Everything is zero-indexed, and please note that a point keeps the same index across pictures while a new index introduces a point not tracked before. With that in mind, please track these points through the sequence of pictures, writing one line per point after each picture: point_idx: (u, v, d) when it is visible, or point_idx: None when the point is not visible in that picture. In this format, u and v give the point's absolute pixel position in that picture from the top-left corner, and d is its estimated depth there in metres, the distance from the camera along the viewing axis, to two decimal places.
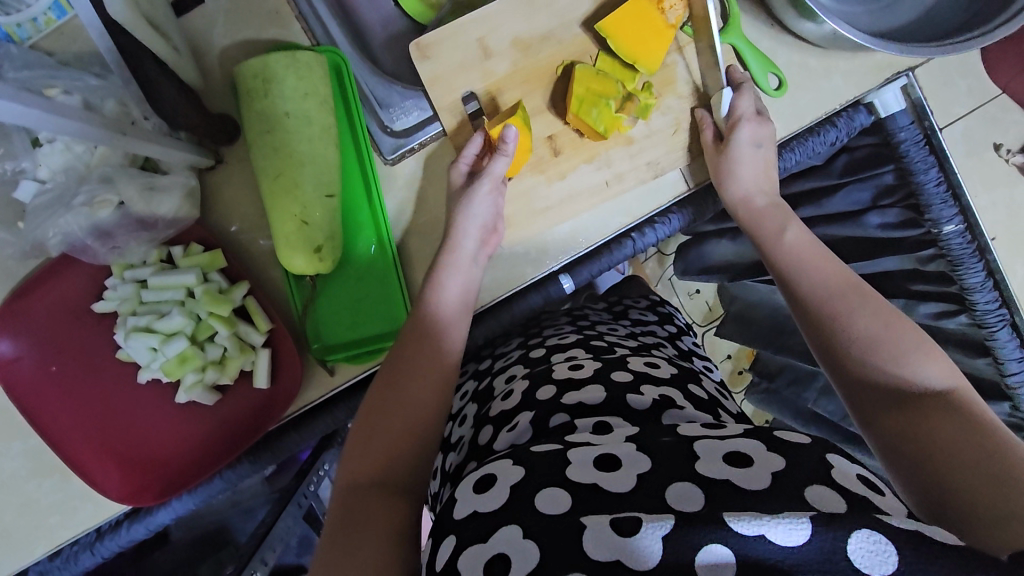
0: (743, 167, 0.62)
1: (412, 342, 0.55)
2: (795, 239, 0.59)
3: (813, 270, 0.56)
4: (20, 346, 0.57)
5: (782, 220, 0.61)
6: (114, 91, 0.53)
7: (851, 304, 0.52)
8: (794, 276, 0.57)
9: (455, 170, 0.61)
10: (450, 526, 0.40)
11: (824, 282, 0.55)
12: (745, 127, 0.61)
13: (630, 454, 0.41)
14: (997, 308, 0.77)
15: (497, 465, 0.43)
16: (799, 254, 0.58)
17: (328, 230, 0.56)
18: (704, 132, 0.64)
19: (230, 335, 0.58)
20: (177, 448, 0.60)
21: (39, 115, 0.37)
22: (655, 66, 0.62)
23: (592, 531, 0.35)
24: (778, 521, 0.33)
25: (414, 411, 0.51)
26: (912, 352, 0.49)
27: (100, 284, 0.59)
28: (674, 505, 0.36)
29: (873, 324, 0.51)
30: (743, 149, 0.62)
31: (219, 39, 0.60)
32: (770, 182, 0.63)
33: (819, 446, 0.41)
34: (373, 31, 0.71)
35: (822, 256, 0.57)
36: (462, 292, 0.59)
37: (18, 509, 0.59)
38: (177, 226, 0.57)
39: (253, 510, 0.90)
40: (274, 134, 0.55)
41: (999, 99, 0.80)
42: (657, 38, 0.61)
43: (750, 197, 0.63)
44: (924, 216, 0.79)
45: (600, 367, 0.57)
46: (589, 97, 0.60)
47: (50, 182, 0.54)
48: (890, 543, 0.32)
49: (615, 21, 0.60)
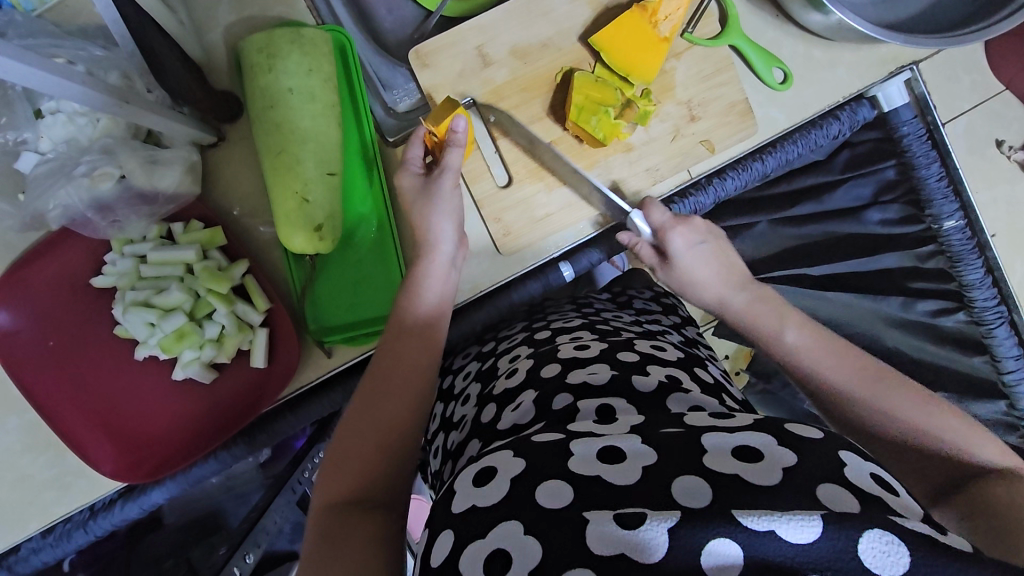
0: (698, 271, 0.63)
1: (391, 351, 0.54)
2: (799, 340, 0.55)
3: (828, 367, 0.52)
4: (18, 318, 0.57)
5: (779, 320, 0.58)
6: (119, 63, 0.53)
7: (882, 400, 0.49)
8: (817, 376, 0.52)
9: (405, 173, 0.60)
10: (448, 518, 0.40)
11: (843, 380, 0.51)
12: (675, 237, 0.63)
13: (635, 447, 0.41)
14: (995, 305, 0.79)
15: (496, 456, 0.43)
16: (810, 351, 0.54)
17: (329, 208, 0.56)
18: (642, 251, 0.65)
19: (229, 313, 0.58)
20: (172, 426, 0.60)
21: (45, 77, 0.37)
22: (650, 77, 0.63)
23: (594, 527, 0.35)
24: (789, 518, 0.33)
25: (390, 418, 0.50)
26: (959, 433, 0.47)
27: (99, 259, 0.59)
28: (679, 499, 0.36)
29: (907, 411, 0.48)
30: (682, 257, 0.63)
31: (224, 15, 0.60)
32: (730, 275, 0.63)
33: (832, 443, 0.41)
34: (378, 12, 0.71)
35: (839, 347, 0.54)
36: (440, 296, 0.57)
37: (12, 483, 0.59)
38: (177, 202, 0.57)
39: (246, 496, 0.89)
40: (277, 110, 0.55)
41: (1003, 95, 0.80)
42: (653, 49, 0.63)
43: (727, 294, 0.62)
44: (924, 212, 0.80)
45: (605, 348, 0.57)
46: (588, 105, 0.61)
47: (51, 153, 0.54)
48: (901, 544, 0.32)
49: (609, 33, 0.62)
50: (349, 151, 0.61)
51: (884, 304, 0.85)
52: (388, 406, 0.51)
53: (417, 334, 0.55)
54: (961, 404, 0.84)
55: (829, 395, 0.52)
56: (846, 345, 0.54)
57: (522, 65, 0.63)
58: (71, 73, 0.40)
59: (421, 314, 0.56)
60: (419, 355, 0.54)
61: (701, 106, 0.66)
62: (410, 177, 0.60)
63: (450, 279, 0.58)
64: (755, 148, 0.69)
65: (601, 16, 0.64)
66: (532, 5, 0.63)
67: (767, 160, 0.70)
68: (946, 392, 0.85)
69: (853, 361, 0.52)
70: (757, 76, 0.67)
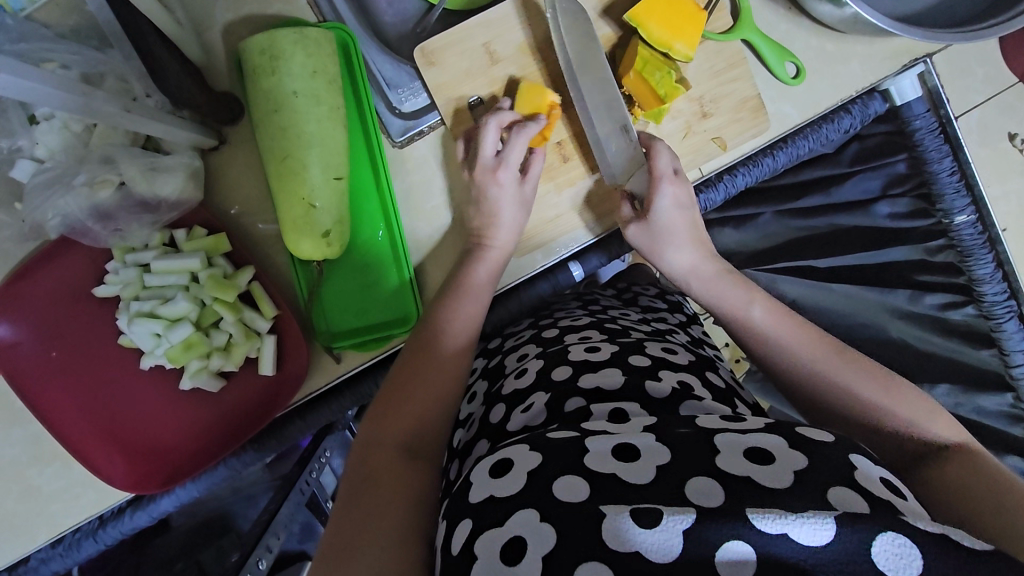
0: (676, 234, 0.60)
1: (419, 335, 0.56)
2: (763, 319, 0.56)
3: (791, 344, 0.54)
4: (20, 331, 0.56)
5: (745, 295, 0.58)
6: (114, 66, 0.52)
7: (842, 375, 0.51)
8: (785, 361, 0.53)
9: (502, 177, 0.59)
10: (464, 507, 0.39)
11: (811, 360, 0.52)
12: (667, 190, 0.59)
13: (648, 444, 0.40)
14: (1005, 300, 0.79)
15: (513, 449, 0.41)
16: (775, 331, 0.55)
17: (336, 214, 0.55)
18: (625, 207, 0.61)
19: (235, 321, 0.57)
20: (178, 437, 0.59)
21: (37, 88, 0.35)
22: (691, 52, 0.59)
23: (611, 521, 0.35)
24: (804, 521, 0.33)
25: (418, 391, 0.52)
26: (917, 413, 0.49)
27: (100, 267, 0.57)
28: (693, 499, 0.36)
29: (868, 388, 0.50)
30: (668, 212, 0.59)
31: (223, 13, 0.58)
32: (705, 243, 0.62)
33: (842, 447, 0.40)
34: (379, 7, 0.69)
35: (803, 328, 0.55)
36: (486, 273, 0.59)
37: (18, 496, 0.58)
38: (180, 209, 0.55)
39: (254, 498, 0.89)
40: (281, 115, 0.54)
41: (1014, 88, 0.78)
42: (690, 23, 0.59)
43: (697, 266, 0.61)
44: (935, 207, 0.80)
45: (616, 350, 0.56)
46: (653, 61, 0.60)
47: (48, 161, 0.53)
48: (914, 547, 0.32)
49: (646, 6, 0.58)
50: (355, 153, 0.60)
51: (891, 297, 0.85)
52: (411, 412, 0.50)
53: (432, 348, 0.54)
54: (967, 397, 0.84)
55: (790, 375, 0.53)
56: (807, 325, 0.55)
57: (530, 63, 0.61)
58: (66, 86, 0.38)
59: (448, 303, 0.57)
60: (444, 336, 0.56)
61: (712, 103, 0.64)
62: (509, 180, 0.59)
63: (477, 288, 0.59)
64: (767, 144, 0.69)
65: (612, 10, 0.62)
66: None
67: (778, 157, 0.69)
68: (953, 385, 0.85)
69: (817, 340, 0.54)
70: (769, 71, 0.66)
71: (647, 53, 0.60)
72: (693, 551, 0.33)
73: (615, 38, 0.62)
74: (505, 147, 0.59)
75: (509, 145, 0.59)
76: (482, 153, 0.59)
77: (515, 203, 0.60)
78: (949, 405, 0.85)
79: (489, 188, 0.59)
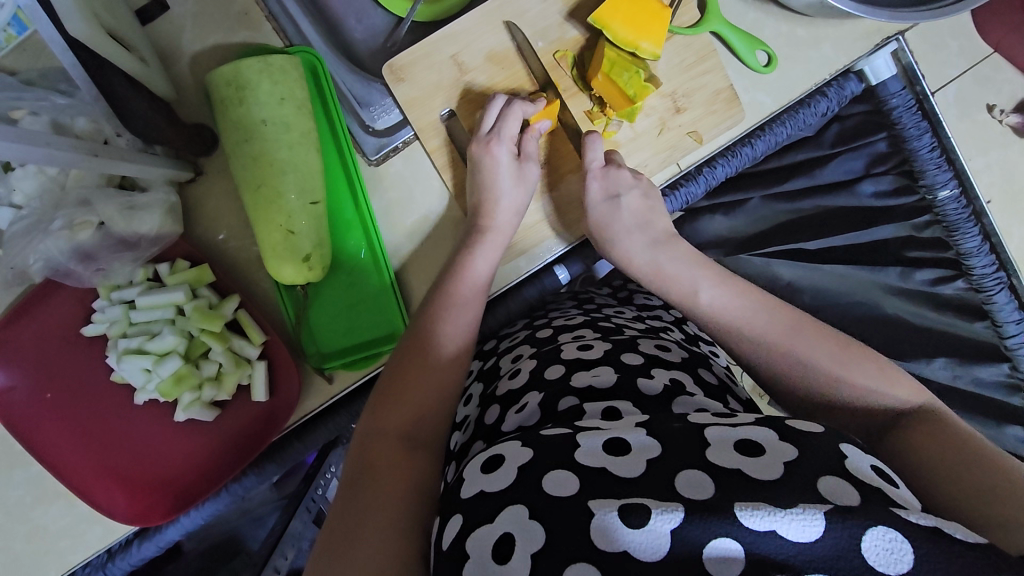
0: (612, 227, 0.62)
1: (417, 329, 0.55)
2: (719, 308, 0.56)
3: (750, 318, 0.55)
4: (14, 376, 0.57)
5: (693, 282, 0.59)
6: (85, 108, 0.53)
7: (798, 346, 0.52)
8: (727, 328, 0.56)
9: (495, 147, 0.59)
10: (457, 504, 0.39)
11: (766, 334, 0.53)
12: (592, 184, 0.61)
13: (639, 440, 0.40)
14: (994, 271, 0.81)
15: (506, 446, 0.41)
16: (728, 313, 0.56)
17: (316, 238, 0.55)
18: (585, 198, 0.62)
19: (224, 351, 0.57)
20: (179, 465, 0.60)
21: (12, 145, 0.36)
22: (659, 48, 0.59)
23: (599, 520, 0.35)
24: (791, 517, 0.34)
25: (420, 387, 0.51)
26: (876, 378, 0.49)
27: (88, 307, 0.58)
28: (684, 492, 0.36)
29: (826, 358, 0.51)
30: (599, 210, 0.61)
31: (189, 44, 0.58)
32: (647, 225, 0.64)
33: (832, 437, 0.40)
34: (347, 24, 0.69)
35: (765, 304, 0.55)
36: (489, 274, 0.59)
37: (25, 536, 0.59)
38: (160, 243, 0.56)
39: (263, 518, 0.90)
40: (253, 143, 0.54)
41: (992, 58, 0.77)
42: (655, 20, 0.58)
43: (697, 290, 0.58)
44: (918, 182, 0.81)
45: (609, 348, 0.56)
46: (620, 61, 0.59)
47: (26, 208, 0.53)
48: (904, 540, 0.33)
49: (608, 7, 0.58)
50: (332, 173, 0.61)
51: (884, 275, 0.84)
52: (410, 408, 0.50)
53: (431, 343, 0.54)
54: (965, 369, 0.84)
55: (743, 345, 0.55)
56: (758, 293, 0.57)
57: (498, 71, 0.61)
58: (35, 136, 0.39)
59: (445, 297, 0.57)
60: (439, 329, 0.55)
61: (685, 97, 0.64)
62: (505, 154, 0.60)
63: (475, 284, 0.58)
64: (744, 135, 0.69)
65: (577, 12, 0.62)
66: (506, 5, 0.60)
67: (756, 145, 0.70)
68: (950, 358, 0.84)
69: (778, 315, 0.54)
70: (740, 61, 0.65)
71: (614, 54, 0.59)
72: (680, 553, 0.34)
73: (583, 39, 0.62)
74: (502, 120, 0.59)
75: (503, 115, 0.59)
76: (481, 126, 0.60)
77: (513, 178, 0.60)
78: (947, 378, 0.84)
79: (484, 159, 0.60)
